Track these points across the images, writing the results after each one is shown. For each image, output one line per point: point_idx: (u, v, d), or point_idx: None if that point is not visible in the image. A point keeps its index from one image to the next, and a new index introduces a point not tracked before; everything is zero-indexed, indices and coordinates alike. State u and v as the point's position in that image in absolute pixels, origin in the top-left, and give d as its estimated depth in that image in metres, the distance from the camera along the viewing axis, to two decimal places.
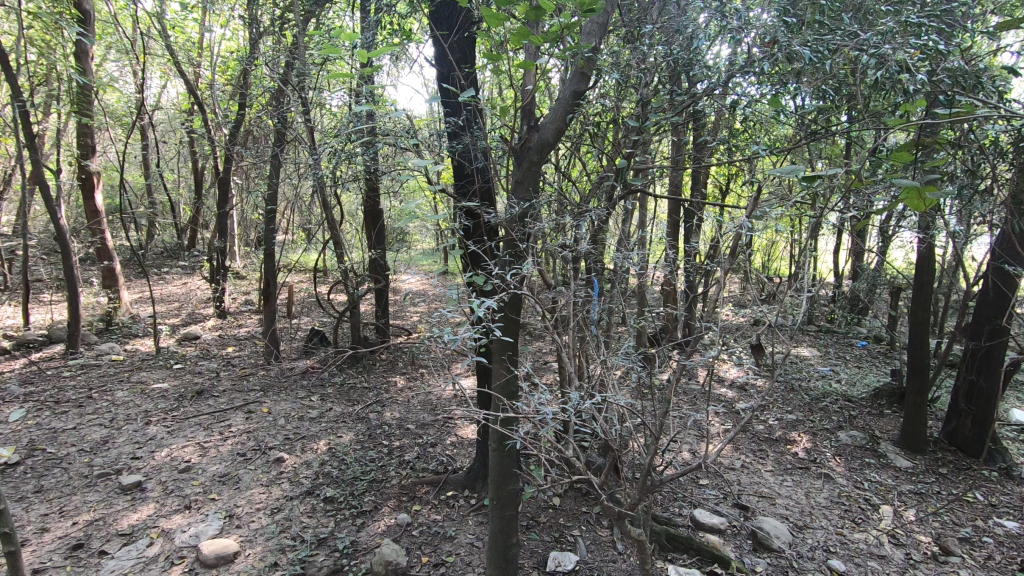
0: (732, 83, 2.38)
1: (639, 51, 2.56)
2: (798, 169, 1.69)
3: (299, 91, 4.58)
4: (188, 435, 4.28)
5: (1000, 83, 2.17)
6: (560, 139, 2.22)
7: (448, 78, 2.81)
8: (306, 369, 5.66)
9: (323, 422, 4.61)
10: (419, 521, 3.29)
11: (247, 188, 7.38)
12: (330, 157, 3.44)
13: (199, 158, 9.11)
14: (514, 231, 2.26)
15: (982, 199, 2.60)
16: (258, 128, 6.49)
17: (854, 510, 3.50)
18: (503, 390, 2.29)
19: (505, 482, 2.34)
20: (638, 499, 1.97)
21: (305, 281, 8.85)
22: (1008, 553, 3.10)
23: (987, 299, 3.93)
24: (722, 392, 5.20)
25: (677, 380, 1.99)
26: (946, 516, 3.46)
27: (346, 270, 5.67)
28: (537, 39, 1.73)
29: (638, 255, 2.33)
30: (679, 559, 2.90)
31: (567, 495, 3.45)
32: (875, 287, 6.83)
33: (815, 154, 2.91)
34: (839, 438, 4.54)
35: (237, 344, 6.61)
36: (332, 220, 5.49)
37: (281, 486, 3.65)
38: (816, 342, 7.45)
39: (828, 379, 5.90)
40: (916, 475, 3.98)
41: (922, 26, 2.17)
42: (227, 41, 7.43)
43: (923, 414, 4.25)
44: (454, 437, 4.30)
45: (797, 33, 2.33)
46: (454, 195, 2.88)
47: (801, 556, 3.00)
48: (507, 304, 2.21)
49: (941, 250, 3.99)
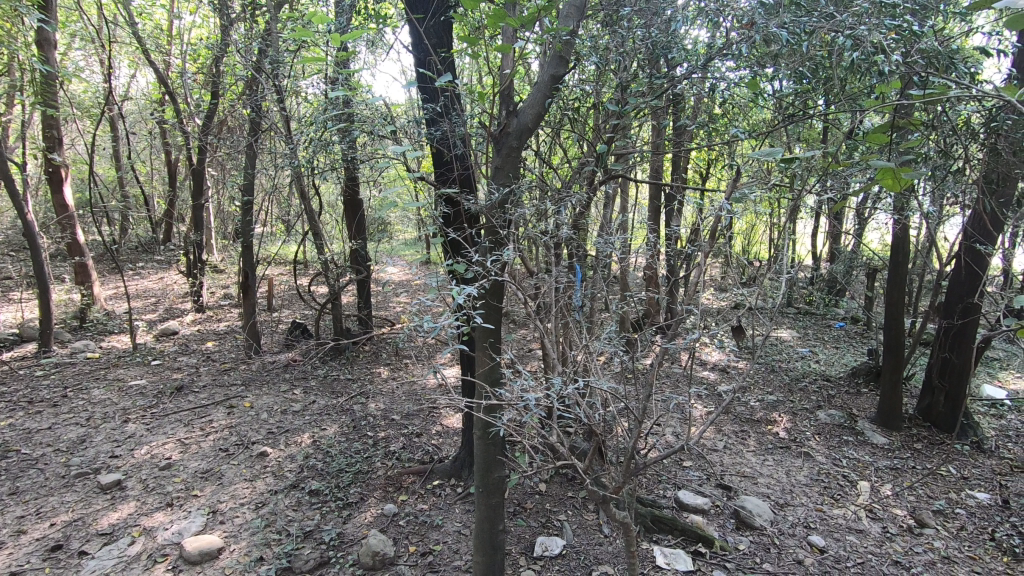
0: (711, 68, 2.40)
1: (618, 34, 2.52)
2: (775, 151, 1.73)
3: (273, 78, 4.44)
4: (168, 432, 4.21)
5: (969, 63, 2.23)
6: (540, 124, 2.20)
7: (424, 64, 2.75)
8: (288, 363, 5.60)
9: (307, 415, 4.57)
10: (406, 511, 3.29)
11: (223, 179, 7.24)
12: (307, 145, 3.37)
13: (172, 149, 8.90)
14: (494, 218, 2.25)
15: (954, 178, 2.66)
16: (232, 117, 6.35)
17: (833, 487, 3.59)
18: (486, 377, 2.27)
19: (490, 471, 2.33)
20: (622, 483, 1.98)
21: (286, 273, 8.75)
22: (979, 523, 3.20)
23: (960, 278, 4.02)
24: (704, 375, 5.27)
25: (656, 364, 2.00)
26: (921, 490, 3.55)
27: (326, 262, 5.60)
28: (511, 20, 1.73)
29: (621, 240, 2.31)
30: (663, 540, 2.94)
31: (553, 481, 3.48)
32: (852, 269, 6.95)
33: (792, 137, 2.94)
34: (818, 417, 4.63)
35: (217, 338, 6.51)
36: (311, 211, 5.43)
37: (265, 480, 3.61)
38: (795, 323, 7.58)
39: (807, 360, 6.02)
40: (891, 451, 4.08)
41: (897, 6, 2.19)
42: (197, 28, 7.22)
43: (899, 391, 4.35)
44: (439, 426, 4.29)
45: (774, 14, 2.31)
46: (435, 182, 2.85)
47: (782, 533, 3.07)
48: (488, 291, 2.19)
49: (914, 232, 4.08)
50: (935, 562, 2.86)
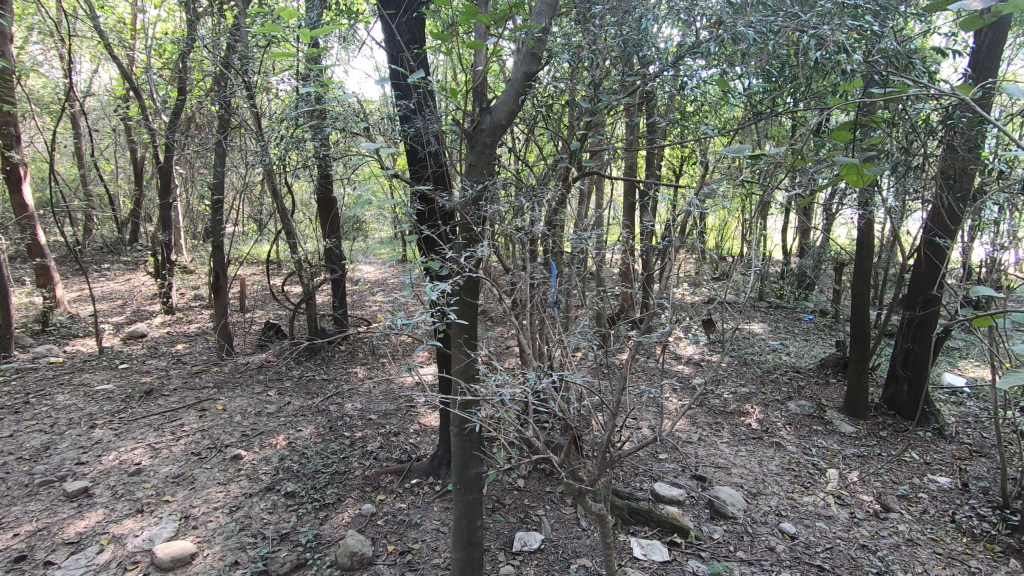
0: (682, 67, 2.43)
1: (590, 32, 2.54)
2: (746, 147, 1.84)
3: (242, 75, 4.35)
4: (138, 437, 4.11)
5: (925, 65, 2.33)
6: (513, 121, 2.21)
7: (397, 60, 2.71)
8: (262, 364, 5.52)
9: (282, 417, 4.50)
10: (384, 510, 3.28)
11: (191, 177, 7.07)
12: (278, 143, 3.31)
13: (137, 147, 8.64)
14: (469, 215, 2.26)
15: (915, 173, 2.75)
16: (200, 114, 6.20)
17: (803, 475, 3.69)
18: (462, 373, 2.28)
19: (467, 467, 2.33)
20: (597, 475, 2.01)
21: (258, 273, 8.59)
22: (941, 506, 3.32)
23: (921, 269, 4.17)
24: (679, 369, 5.35)
25: (630, 356, 2.03)
26: (886, 476, 3.67)
27: (300, 261, 5.52)
28: (483, 16, 1.76)
29: (594, 236, 2.34)
30: (640, 531, 2.99)
31: (531, 476, 3.50)
32: (820, 263, 7.13)
33: (761, 134, 3.00)
34: (789, 408, 4.75)
35: (187, 340, 6.37)
36: (283, 209, 5.35)
37: (239, 483, 3.55)
38: (767, 317, 7.75)
39: (778, 352, 6.16)
40: (858, 439, 4.21)
41: (859, 7, 2.26)
42: (162, 22, 7.01)
43: (865, 381, 4.48)
44: (417, 425, 4.28)
45: (741, 14, 2.35)
46: (409, 179, 2.83)
47: (754, 521, 3.14)
48: (463, 288, 2.20)
49: (878, 226, 4.22)
50: (899, 544, 2.96)
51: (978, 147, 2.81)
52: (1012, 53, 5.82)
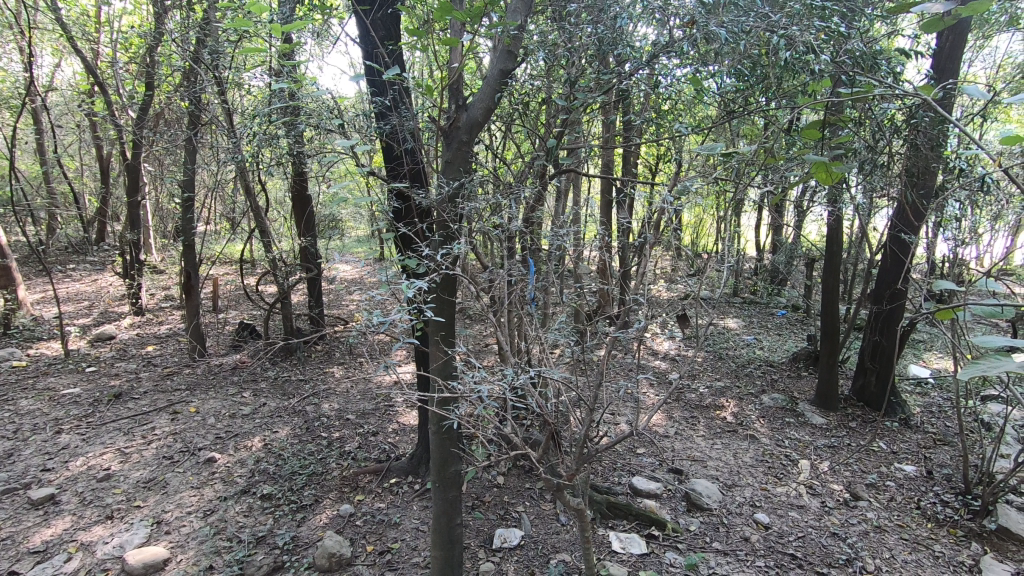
0: (658, 65, 2.47)
1: (566, 30, 2.54)
2: (718, 146, 1.91)
3: (213, 70, 4.25)
4: (107, 442, 4.00)
5: (890, 66, 2.41)
6: (490, 118, 2.21)
7: (372, 56, 2.68)
8: (236, 365, 5.41)
9: (257, 418, 4.43)
10: (363, 510, 3.25)
11: (161, 175, 6.89)
12: (250, 139, 3.25)
13: (102, 143, 8.38)
14: (445, 212, 2.26)
15: (881, 170, 2.83)
16: (169, 110, 6.04)
17: (776, 467, 3.77)
18: (440, 371, 2.28)
19: (446, 465, 2.33)
20: (574, 470, 2.02)
21: (231, 273, 8.42)
22: (907, 493, 3.42)
23: (886, 265, 4.31)
24: (656, 364, 5.42)
25: (606, 352, 2.06)
26: (855, 466, 3.78)
27: (275, 260, 5.44)
28: (458, 12, 1.76)
29: (571, 233, 2.36)
30: (619, 525, 3.02)
31: (511, 473, 3.50)
32: (792, 259, 7.29)
33: (735, 133, 3.05)
34: (763, 401, 4.85)
35: (158, 342, 6.21)
36: (257, 208, 5.26)
37: (213, 486, 3.49)
38: (741, 312, 7.89)
39: (752, 347, 6.27)
40: (829, 430, 4.32)
41: (826, 8, 2.34)
42: (128, 15, 6.80)
43: (835, 374, 4.60)
44: (395, 424, 4.24)
45: (713, 14, 2.39)
46: (385, 177, 2.81)
47: (729, 512, 3.20)
48: (440, 286, 2.19)
49: (846, 223, 4.34)
50: (868, 532, 3.05)
51: (940, 146, 2.91)
52: (972, 55, 6.02)
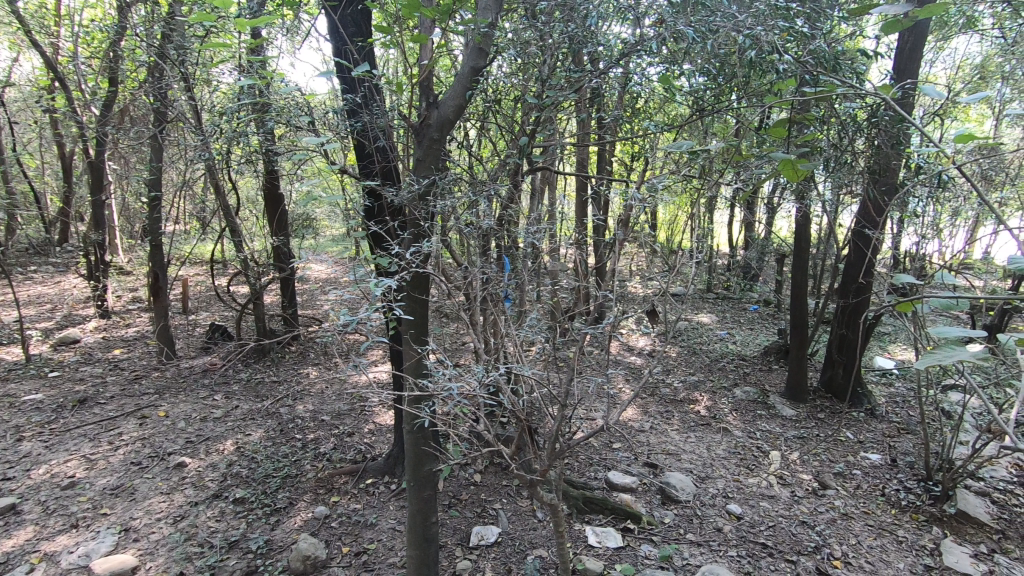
0: (633, 64, 2.46)
1: (536, 29, 2.52)
2: (686, 142, 1.96)
3: (179, 66, 4.15)
4: (71, 449, 3.88)
5: (852, 66, 2.48)
6: (461, 116, 2.23)
7: (341, 53, 2.65)
8: (207, 367, 5.30)
9: (229, 421, 4.34)
10: (338, 512, 3.22)
11: (126, 173, 6.70)
12: (218, 137, 3.18)
13: (64, 141, 8.10)
14: (416, 210, 2.26)
15: (846, 167, 2.89)
16: (134, 106, 5.87)
17: (748, 458, 3.85)
18: (413, 370, 2.28)
19: (420, 463, 2.32)
20: (547, 465, 2.04)
21: (202, 273, 8.24)
22: (873, 481, 3.53)
23: (850, 259, 4.44)
24: (632, 359, 5.48)
25: (578, 348, 2.08)
26: (824, 455, 3.88)
27: (246, 260, 5.34)
28: (426, 9, 1.78)
29: (544, 231, 2.37)
30: (595, 519, 3.05)
31: (488, 470, 3.51)
32: (764, 254, 7.43)
33: (706, 130, 3.08)
34: (735, 394, 4.94)
35: (125, 345, 6.04)
36: (227, 207, 5.16)
37: (184, 492, 3.41)
38: (715, 308, 8.01)
39: (725, 341, 6.39)
40: (798, 422, 4.43)
41: (790, 9, 2.40)
42: (90, 9, 6.58)
43: (804, 366, 4.71)
44: (372, 424, 4.21)
45: (682, 14, 2.40)
46: (356, 175, 2.78)
47: (703, 504, 3.26)
48: (411, 284, 2.19)
49: (812, 220, 4.45)
50: (835, 519, 3.14)
51: (901, 145, 3.00)
52: (933, 56, 6.20)
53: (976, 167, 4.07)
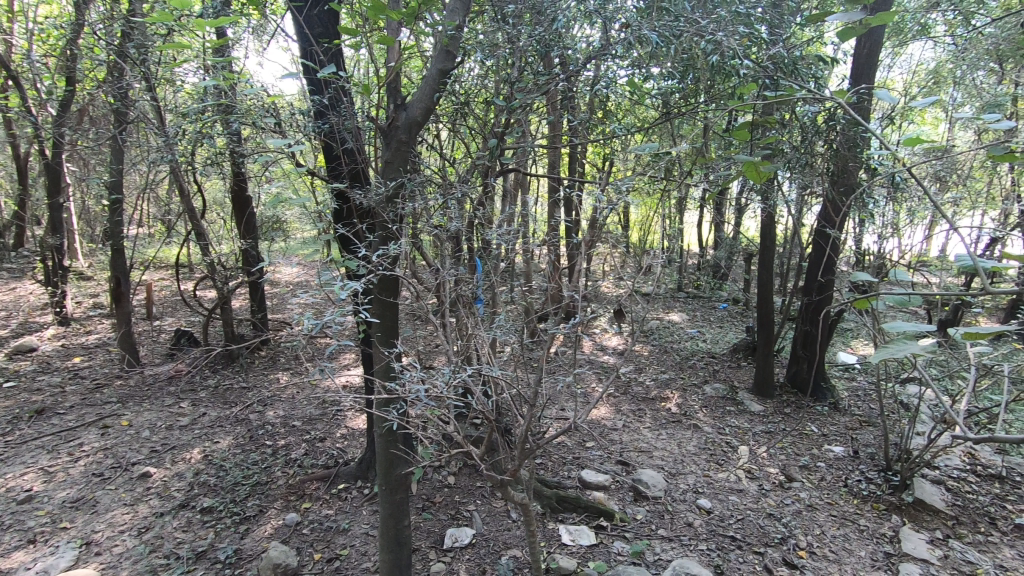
0: (602, 67, 2.48)
1: (505, 31, 2.53)
2: (655, 143, 2.01)
3: (140, 65, 4.04)
4: (28, 461, 3.74)
5: (810, 72, 2.56)
6: (429, 119, 2.25)
7: (307, 55, 2.63)
8: (173, 374, 5.17)
9: (196, 429, 4.24)
10: (309, 518, 3.18)
11: (86, 175, 6.48)
12: (181, 138, 3.10)
13: (18, 142, 7.79)
14: (385, 212, 2.25)
15: (806, 169, 2.98)
16: (93, 107, 5.68)
17: (717, 453, 3.93)
18: (382, 373, 2.27)
19: (392, 467, 2.31)
20: (518, 465, 2.06)
21: (167, 278, 8.01)
22: (836, 472, 3.64)
23: (812, 258, 4.58)
24: (604, 359, 5.54)
25: (548, 348, 2.11)
26: (790, 449, 3.99)
27: (213, 264, 5.22)
28: (391, 12, 1.79)
29: (513, 233, 2.38)
30: (568, 518, 3.08)
31: (462, 472, 3.50)
32: (733, 254, 7.58)
33: (673, 132, 3.14)
34: (705, 391, 5.04)
35: (85, 353, 5.84)
36: (192, 209, 5.04)
37: (148, 502, 3.32)
38: (686, 307, 8.15)
39: (695, 339, 6.51)
40: (766, 417, 4.54)
41: (750, 16, 2.48)
42: (45, 6, 6.35)
43: (771, 363, 4.83)
44: (344, 429, 4.16)
45: (647, 19, 2.44)
46: (325, 177, 2.76)
47: (674, 500, 3.32)
48: (380, 287, 2.18)
49: (776, 219, 4.58)
50: (801, 510, 3.23)
51: (858, 147, 3.11)
52: (890, 61, 6.45)
53: (930, 168, 4.24)
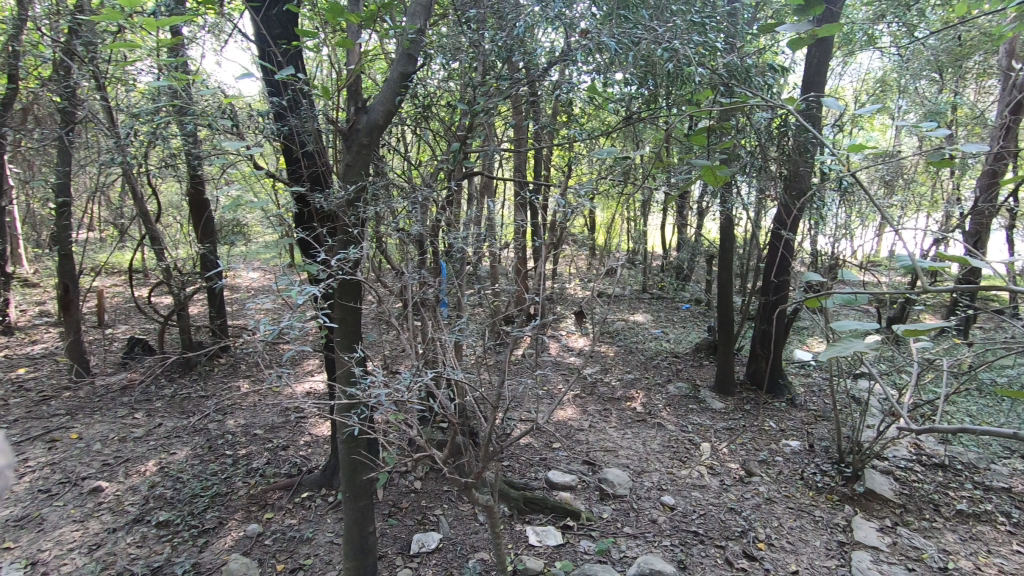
0: (564, 72, 2.51)
1: (467, 35, 2.54)
2: (615, 147, 2.05)
3: (89, 64, 3.88)
4: None
5: (762, 80, 2.66)
6: (391, 122, 2.25)
7: (265, 56, 2.58)
8: (126, 384, 4.97)
9: (152, 440, 4.10)
10: (271, 529, 3.11)
11: (30, 177, 6.19)
12: (133, 140, 3.00)
13: None
14: (346, 216, 2.23)
15: (761, 173, 3.08)
16: (38, 105, 5.43)
17: (680, 451, 4.02)
18: (344, 379, 2.25)
19: (355, 473, 2.29)
20: (482, 467, 2.06)
21: (120, 284, 7.71)
22: (792, 466, 3.77)
23: (769, 259, 4.72)
24: (571, 360, 5.59)
25: (511, 350, 2.12)
26: (749, 445, 4.11)
27: (169, 269, 5.05)
28: (349, 15, 1.78)
29: (476, 236, 2.39)
30: (536, 519, 3.10)
31: (429, 477, 3.48)
32: (695, 256, 7.76)
33: (634, 136, 3.20)
34: (668, 390, 5.15)
35: (31, 364, 5.57)
36: (145, 213, 4.87)
37: (100, 518, 3.19)
38: (650, 308, 8.30)
39: (659, 340, 6.64)
40: (726, 414, 4.66)
41: (705, 25, 2.55)
42: None
43: (731, 361, 4.96)
44: (307, 436, 4.08)
45: (606, 26, 2.49)
46: (285, 180, 2.71)
47: (639, 497, 3.38)
48: (341, 291, 2.17)
49: (735, 221, 4.71)
50: (760, 504, 3.33)
51: (809, 152, 3.23)
52: (840, 70, 6.72)
53: (877, 172, 4.44)
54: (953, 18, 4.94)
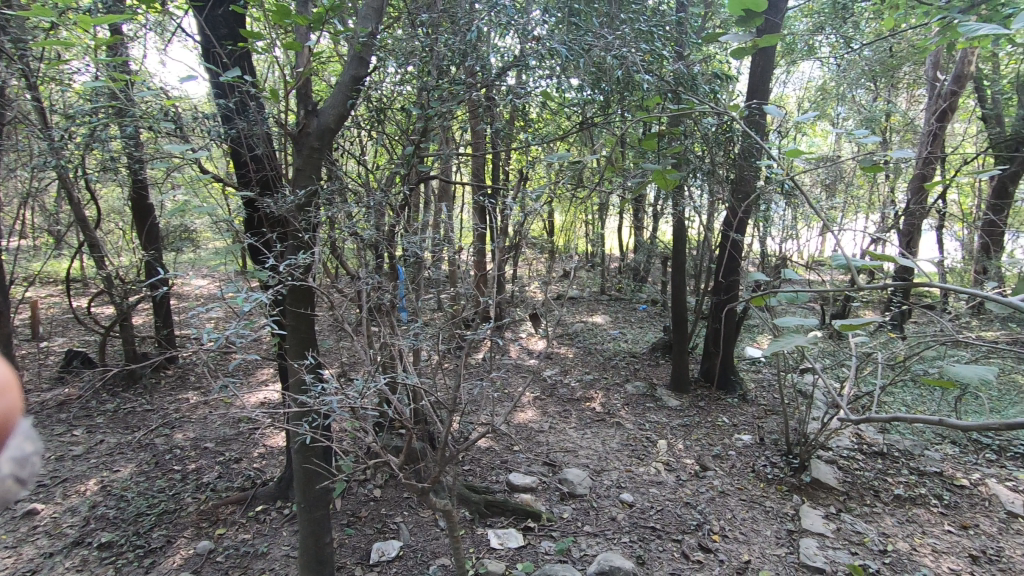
0: (518, 77, 2.54)
1: (420, 39, 2.53)
2: (566, 152, 2.10)
3: (19, 63, 3.68)
4: None
5: (708, 87, 2.76)
6: (343, 125, 2.24)
7: (210, 57, 2.51)
8: (64, 400, 4.71)
9: (92, 458, 3.89)
10: (223, 545, 3.00)
11: None
12: (69, 143, 2.86)
13: None
14: (297, 221, 2.19)
15: (709, 177, 3.19)
16: None
17: (638, 449, 4.10)
18: (297, 387, 2.19)
19: (310, 483, 2.24)
20: (440, 471, 2.05)
21: (56, 294, 7.29)
22: (744, 459, 3.91)
23: (720, 259, 4.88)
24: (531, 363, 5.62)
25: (468, 353, 2.12)
26: (704, 440, 4.23)
27: (110, 277, 4.82)
28: (297, 18, 1.75)
29: (431, 239, 2.38)
30: (497, 522, 3.12)
31: (388, 484, 3.43)
32: (651, 257, 7.94)
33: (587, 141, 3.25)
34: (626, 390, 5.25)
35: None
36: (84, 219, 4.63)
37: (35, 543, 3.02)
38: (608, 309, 8.43)
39: (617, 340, 6.76)
40: (682, 411, 4.79)
41: (653, 34, 2.63)
42: None
43: (686, 360, 5.10)
44: (261, 447, 3.95)
45: (557, 32, 2.54)
46: (233, 184, 2.63)
47: (598, 496, 3.43)
48: (293, 297, 2.12)
49: (687, 223, 4.84)
50: (714, 497, 3.43)
51: (753, 157, 3.37)
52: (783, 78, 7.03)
53: (817, 176, 4.66)
54: (884, 30, 5.24)
